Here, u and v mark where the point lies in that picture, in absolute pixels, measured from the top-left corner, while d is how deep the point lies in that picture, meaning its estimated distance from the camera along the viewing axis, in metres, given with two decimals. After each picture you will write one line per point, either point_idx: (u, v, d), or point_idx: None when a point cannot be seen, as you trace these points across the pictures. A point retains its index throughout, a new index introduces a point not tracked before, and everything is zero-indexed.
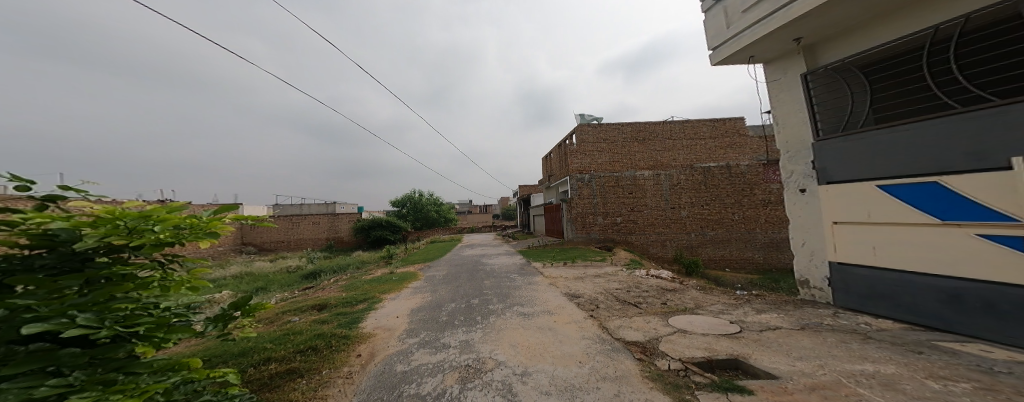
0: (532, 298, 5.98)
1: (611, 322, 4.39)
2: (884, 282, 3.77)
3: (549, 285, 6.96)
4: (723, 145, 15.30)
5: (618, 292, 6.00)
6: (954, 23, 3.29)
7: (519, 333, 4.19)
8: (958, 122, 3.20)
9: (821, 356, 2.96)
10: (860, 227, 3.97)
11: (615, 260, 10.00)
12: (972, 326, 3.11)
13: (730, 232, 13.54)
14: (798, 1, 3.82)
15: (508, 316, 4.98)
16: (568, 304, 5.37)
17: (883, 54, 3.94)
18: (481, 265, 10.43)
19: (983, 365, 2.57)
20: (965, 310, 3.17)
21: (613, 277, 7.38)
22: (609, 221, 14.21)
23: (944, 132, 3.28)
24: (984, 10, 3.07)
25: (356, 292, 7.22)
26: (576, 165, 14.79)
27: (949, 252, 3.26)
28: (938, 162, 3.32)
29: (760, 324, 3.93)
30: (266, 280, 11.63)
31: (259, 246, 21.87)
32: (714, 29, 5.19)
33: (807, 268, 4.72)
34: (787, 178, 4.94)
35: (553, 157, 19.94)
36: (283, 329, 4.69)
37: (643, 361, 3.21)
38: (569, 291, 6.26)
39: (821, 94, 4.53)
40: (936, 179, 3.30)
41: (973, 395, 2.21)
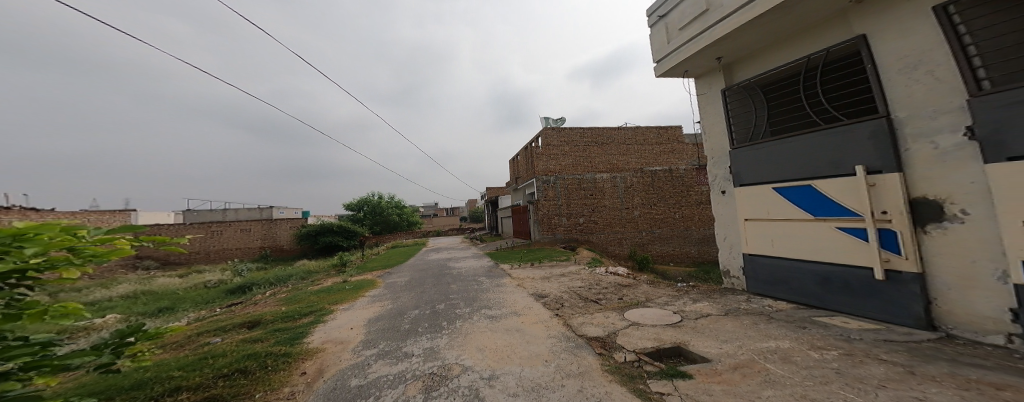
0: (499, 300, 5.96)
1: (574, 320, 4.52)
2: (780, 269, 4.41)
3: (517, 286, 7.01)
4: (666, 150, 16.19)
5: (581, 290, 6.23)
6: (826, 53, 3.97)
7: (486, 337, 4.15)
8: (824, 136, 3.86)
9: (739, 338, 3.38)
10: (763, 223, 4.60)
11: (578, 258, 10.38)
12: (837, 302, 3.78)
13: (673, 230, 14.84)
14: (720, 23, 4.35)
15: (477, 319, 4.92)
16: (535, 304, 5.45)
17: (777, 76, 4.65)
18: (446, 269, 10.16)
19: (845, 335, 3.14)
20: (832, 290, 3.83)
21: (578, 276, 7.66)
22: (572, 222, 14.78)
23: (816, 144, 3.94)
24: (839, 46, 3.80)
25: (300, 304, 6.59)
26: (542, 167, 15.15)
27: (821, 242, 3.91)
28: (812, 169, 3.98)
29: (696, 312, 4.36)
30: (177, 297, 10.02)
31: (162, 260, 18.76)
32: (658, 44, 5.66)
33: (728, 260, 5.32)
34: (712, 181, 5.53)
35: (518, 159, 20.19)
36: (202, 353, 4.12)
37: (603, 355, 3.37)
38: (536, 292, 6.36)
39: (735, 108, 5.16)
40: (812, 182, 3.95)
41: (838, 360, 2.69)
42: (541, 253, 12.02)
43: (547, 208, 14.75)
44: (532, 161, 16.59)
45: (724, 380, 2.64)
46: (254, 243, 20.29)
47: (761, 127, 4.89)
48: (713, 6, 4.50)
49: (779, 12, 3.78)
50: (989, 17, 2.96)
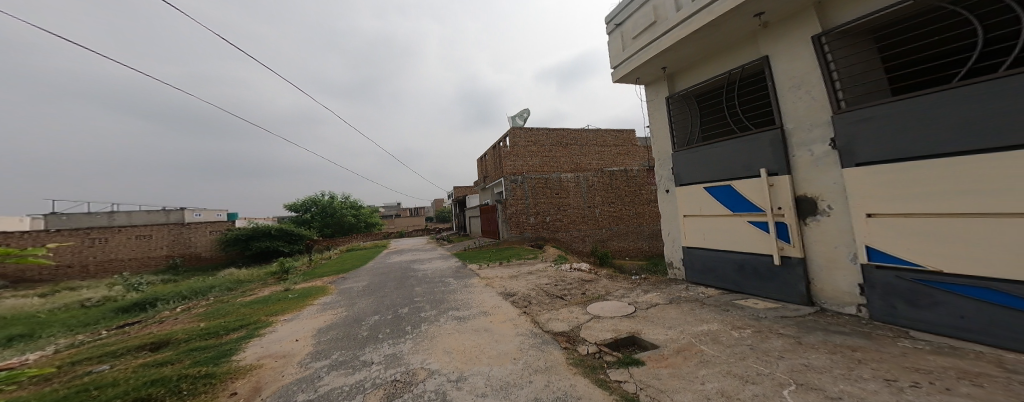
0: (467, 300, 5.90)
1: (542, 317, 4.63)
2: (710, 260, 4.95)
3: (485, 286, 6.99)
4: (622, 152, 17.20)
5: (547, 287, 6.40)
6: (742, 70, 4.57)
7: (454, 339, 4.08)
8: (743, 142, 4.42)
9: (679, 323, 3.74)
10: (698, 218, 5.13)
11: (545, 256, 10.62)
12: (753, 287, 4.36)
13: (629, 226, 15.82)
14: (666, 35, 4.73)
15: (443, 321, 4.82)
16: (503, 303, 5.48)
17: (709, 88, 5.20)
18: (416, 271, 9.81)
19: (757, 315, 3.67)
20: (749, 276, 4.41)
21: (546, 273, 7.85)
22: (539, 220, 15.11)
23: (737, 149, 4.50)
24: (752, 63, 4.40)
25: (230, 319, 5.92)
26: (510, 166, 15.23)
27: (739, 235, 4.50)
28: (735, 171, 4.53)
29: (647, 302, 4.72)
30: (56, 319, 8.26)
31: (24, 277, 15.06)
32: (614, 51, 5.99)
33: (670, 253, 5.83)
34: (659, 181, 6.00)
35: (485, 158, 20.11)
36: (81, 384, 3.52)
37: (568, 349, 3.47)
38: (504, 290, 6.39)
39: (677, 115, 5.66)
40: (734, 183, 4.51)
41: (751, 337, 3.13)
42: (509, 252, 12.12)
43: (514, 207, 14.89)
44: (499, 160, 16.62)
45: (670, 363, 2.89)
46: (159, 252, 17.65)
47: (694, 133, 5.47)
48: (661, 19, 4.88)
49: (713, 29, 4.22)
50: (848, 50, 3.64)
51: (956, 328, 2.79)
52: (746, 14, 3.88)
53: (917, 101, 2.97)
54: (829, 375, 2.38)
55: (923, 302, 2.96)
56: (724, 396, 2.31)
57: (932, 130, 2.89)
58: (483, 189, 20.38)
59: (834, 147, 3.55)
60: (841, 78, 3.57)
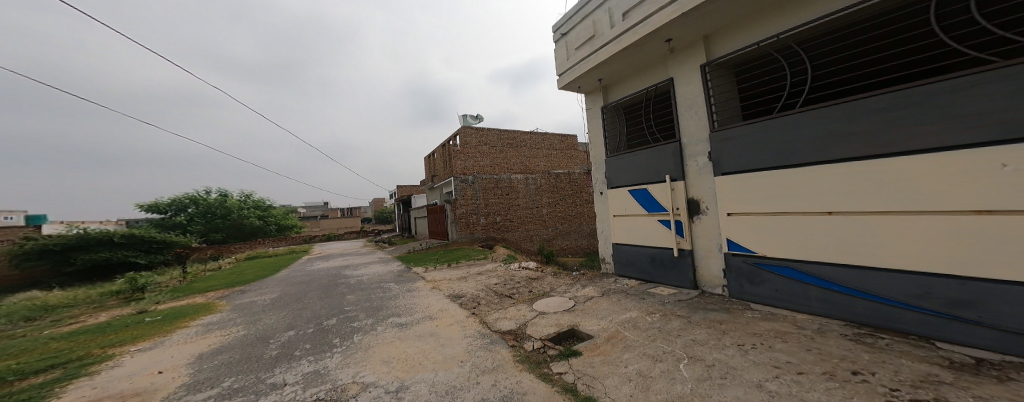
0: (412, 305, 5.62)
1: (489, 317, 4.63)
2: (633, 255, 5.54)
3: (432, 289, 6.74)
4: (565, 156, 18.10)
5: (496, 287, 6.42)
6: (656, 87, 5.18)
7: (393, 347, 3.84)
8: (656, 152, 5.06)
9: (610, 313, 4.11)
10: (623, 218, 5.69)
11: (493, 256, 10.67)
12: (664, 277, 5.00)
13: (571, 225, 16.80)
14: (601, 50, 5.14)
15: (381, 330, 4.50)
16: (450, 306, 5.35)
17: (635, 101, 5.77)
18: (345, 278, 8.96)
19: (662, 301, 4.29)
20: (662, 268, 5.04)
21: (494, 273, 7.88)
22: (490, 220, 15.11)
23: (652, 157, 5.12)
24: (664, 83, 5.01)
25: (44, 356, 4.40)
26: (460, 166, 14.92)
27: (655, 233, 5.11)
28: (651, 176, 5.16)
29: (585, 295, 5.08)
30: None
31: None
32: (560, 59, 6.31)
33: (602, 250, 6.34)
34: (595, 183, 6.50)
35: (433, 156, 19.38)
36: None
37: (515, 347, 3.54)
38: (452, 293, 6.24)
39: (610, 123, 6.18)
40: (650, 187, 5.12)
41: (662, 321, 3.62)
42: (457, 253, 11.86)
43: (464, 207, 14.67)
44: (449, 159, 16.19)
45: (603, 351, 3.15)
46: None
47: (620, 141, 6.05)
48: (598, 34, 5.29)
49: (638, 48, 4.72)
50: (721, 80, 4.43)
51: (774, 298, 3.68)
52: (658, 39, 4.42)
53: (751, 128, 3.85)
54: (706, 347, 2.91)
55: (758, 280, 3.84)
56: (642, 375, 2.58)
57: (761, 150, 3.77)
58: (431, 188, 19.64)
59: (709, 160, 4.34)
60: (717, 102, 4.33)
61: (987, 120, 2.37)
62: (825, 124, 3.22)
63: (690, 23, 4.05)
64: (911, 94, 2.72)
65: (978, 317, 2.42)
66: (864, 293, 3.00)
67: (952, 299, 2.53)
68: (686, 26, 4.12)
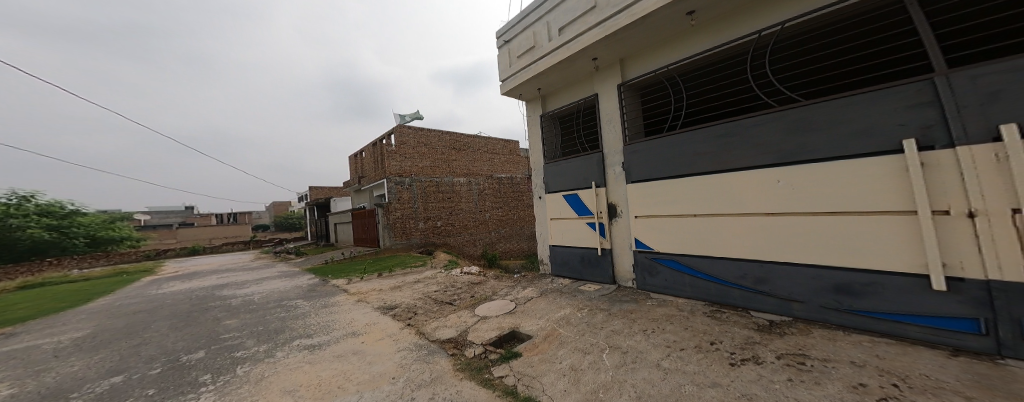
0: (332, 321, 5.06)
1: (426, 327, 4.41)
2: (567, 255, 5.87)
3: (358, 302, 6.17)
4: (507, 161, 18.25)
5: (435, 294, 6.17)
6: (586, 101, 5.64)
7: (307, 372, 3.35)
8: (584, 160, 5.49)
9: (546, 312, 4.30)
10: (559, 221, 6.01)
11: (433, 262, 10.22)
12: (593, 275, 5.40)
13: (513, 229, 17.22)
14: (540, 61, 5.40)
15: (290, 352, 3.92)
16: (381, 318, 4.96)
17: (569, 111, 6.17)
18: (225, 300, 7.26)
19: (592, 296, 4.66)
20: (591, 266, 5.43)
21: (433, 280, 7.55)
22: (429, 225, 14.55)
23: (581, 165, 5.54)
24: (591, 97, 5.47)
25: None
26: (395, 167, 14.02)
27: (585, 235, 5.50)
28: (581, 182, 5.57)
29: (524, 296, 5.22)
30: None
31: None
32: (502, 65, 6.44)
33: (540, 252, 6.59)
34: (534, 187, 6.73)
35: (364, 156, 17.72)
36: None
37: (455, 355, 3.44)
38: (384, 304, 5.79)
39: (548, 131, 6.49)
40: (581, 192, 5.53)
41: (591, 314, 3.94)
42: (391, 261, 11.01)
43: (401, 211, 13.85)
44: (383, 159, 15.03)
45: (541, 350, 3.26)
46: None
47: (557, 148, 6.41)
48: (538, 45, 5.55)
49: (571, 63, 5.08)
50: (631, 100, 5.04)
51: (664, 287, 4.38)
52: (587, 56, 4.85)
53: (647, 145, 4.55)
54: (625, 334, 3.26)
55: (654, 272, 4.51)
56: (573, 369, 2.75)
57: (654, 163, 4.47)
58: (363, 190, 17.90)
59: (623, 169, 4.89)
60: (628, 119, 4.95)
61: (784, 149, 3.31)
62: (694, 145, 4.02)
63: (612, 46, 4.54)
64: (746, 125, 3.56)
65: (770, 290, 3.45)
66: (716, 278, 3.85)
67: (758, 278, 3.53)
68: (608, 48, 4.61)
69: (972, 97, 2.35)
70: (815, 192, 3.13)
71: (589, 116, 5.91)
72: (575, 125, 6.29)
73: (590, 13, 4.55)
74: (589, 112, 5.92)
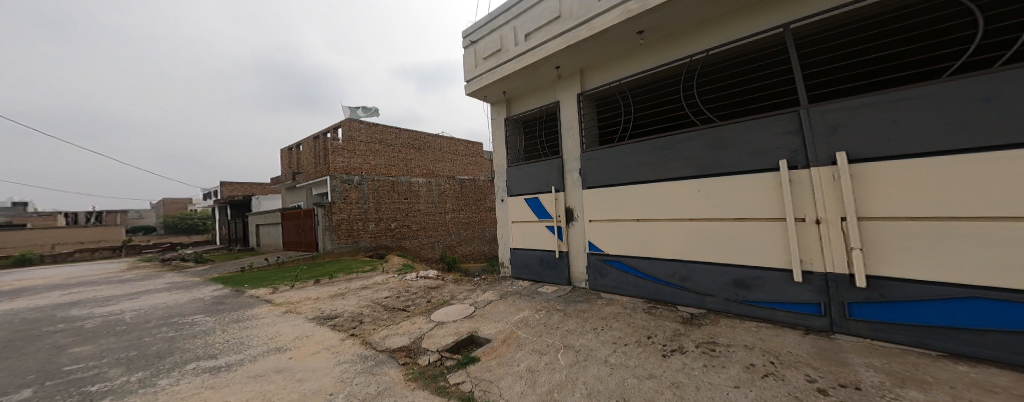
0: (252, 336, 4.46)
1: (373, 338, 4.11)
2: (528, 257, 5.96)
3: (285, 314, 5.50)
4: (471, 163, 17.92)
5: (386, 301, 5.83)
6: (549, 107, 5.82)
7: (215, 396, 2.87)
8: (545, 165, 5.65)
9: (505, 315, 4.32)
10: (520, 223, 6.10)
11: (385, 267, 9.68)
12: (551, 277, 5.55)
13: (474, 231, 17.09)
14: (505, 65, 5.46)
15: (193, 375, 3.33)
16: (318, 330, 4.54)
17: (533, 116, 6.32)
18: (115, 314, 6.04)
19: (549, 298, 4.79)
20: (549, 268, 5.57)
21: (381, 286, 7.10)
22: (381, 227, 13.74)
23: (542, 169, 5.70)
24: (553, 105, 5.67)
25: None
26: (340, 163, 12.94)
27: (544, 237, 5.63)
28: (541, 186, 5.72)
29: (483, 299, 5.18)
30: None
31: None
32: (467, 66, 6.39)
33: (501, 254, 6.61)
34: (496, 190, 6.73)
35: (303, 149, 16.02)
36: None
37: (407, 364, 3.30)
38: (324, 313, 5.31)
39: (511, 135, 6.57)
40: (541, 196, 5.67)
41: (549, 315, 4.05)
42: (332, 267, 10.08)
43: (348, 212, 12.81)
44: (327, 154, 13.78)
45: (500, 353, 3.25)
46: None
47: (521, 153, 6.50)
48: (504, 49, 5.61)
49: (535, 69, 5.20)
50: (587, 110, 5.30)
51: (612, 287, 4.66)
52: (550, 64, 5.02)
53: (596, 155, 4.88)
54: (580, 333, 3.41)
55: (603, 272, 4.77)
56: (530, 371, 2.79)
57: (602, 172, 4.80)
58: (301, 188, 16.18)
59: (580, 175, 5.13)
60: (585, 127, 5.22)
61: (706, 162, 3.71)
62: (634, 156, 4.41)
63: (573, 56, 4.75)
64: (679, 140, 3.94)
65: (692, 286, 3.85)
66: (653, 277, 4.19)
67: (683, 276, 3.91)
68: (570, 58, 4.82)
69: (821, 127, 2.99)
70: (725, 200, 3.57)
71: (551, 122, 6.10)
72: (538, 130, 6.45)
73: (554, 23, 4.74)
74: (551, 118, 6.11)
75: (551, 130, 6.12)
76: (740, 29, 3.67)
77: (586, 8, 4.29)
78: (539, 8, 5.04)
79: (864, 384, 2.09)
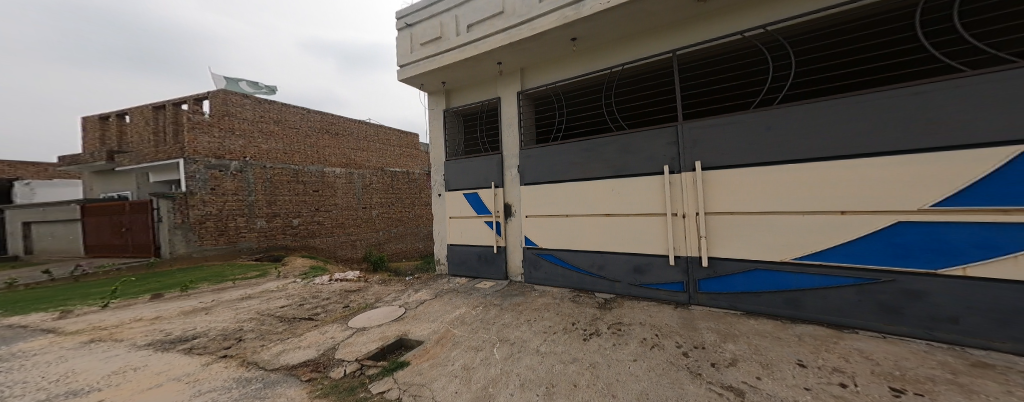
0: (38, 378, 3.14)
1: (259, 357, 3.46)
2: (465, 253, 5.89)
3: (86, 345, 3.93)
4: (405, 154, 16.70)
5: (278, 311, 5.00)
6: (489, 102, 5.80)
7: None
8: (484, 161, 5.65)
9: (438, 314, 4.19)
10: (458, 219, 5.97)
11: (285, 272, 8.25)
12: (489, 271, 5.60)
13: (407, 228, 16.09)
14: (445, 55, 5.24)
15: None
16: (162, 357, 3.53)
17: (473, 110, 6.24)
18: None
19: (487, 293, 4.84)
20: (487, 264, 5.61)
21: (274, 295, 5.97)
22: (280, 223, 11.61)
23: (481, 165, 5.69)
24: (493, 100, 5.70)
25: None
26: (198, 144, 9.94)
27: (483, 233, 5.65)
28: (480, 181, 5.71)
29: (416, 300, 4.94)
30: None
31: None
32: (401, 49, 5.93)
33: (437, 252, 6.40)
34: (433, 184, 6.44)
35: (132, 120, 11.60)
36: None
37: (312, 380, 2.92)
38: (182, 333, 4.22)
39: (450, 127, 6.36)
40: (479, 191, 5.67)
41: (484, 311, 4.09)
42: (185, 277, 7.74)
43: (218, 204, 10.22)
44: (179, 129, 10.46)
45: (433, 354, 3.15)
46: None
47: (460, 147, 6.37)
48: (444, 37, 5.38)
49: (476, 62, 5.13)
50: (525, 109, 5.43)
51: (545, 279, 4.93)
52: (491, 59, 5.01)
53: (524, 155, 5.16)
54: (517, 325, 3.53)
55: (537, 266, 5.01)
56: (465, 368, 2.78)
57: (531, 172, 5.07)
58: (132, 172, 11.98)
59: (518, 171, 5.27)
60: (524, 126, 5.37)
61: (621, 165, 4.18)
62: (554, 158, 4.81)
63: (514, 53, 4.82)
64: (598, 143, 4.38)
65: (609, 275, 4.31)
66: (580, 269, 4.56)
67: (602, 266, 4.36)
68: (511, 55, 4.87)
69: (688, 140, 3.68)
70: (633, 198, 4.07)
71: (492, 117, 6.13)
72: (479, 124, 6.41)
73: (496, 18, 4.75)
74: (493, 114, 6.13)
75: (492, 126, 6.15)
76: (655, 46, 4.18)
77: (528, 8, 4.40)
78: (483, 0, 4.98)
79: (704, 344, 2.73)
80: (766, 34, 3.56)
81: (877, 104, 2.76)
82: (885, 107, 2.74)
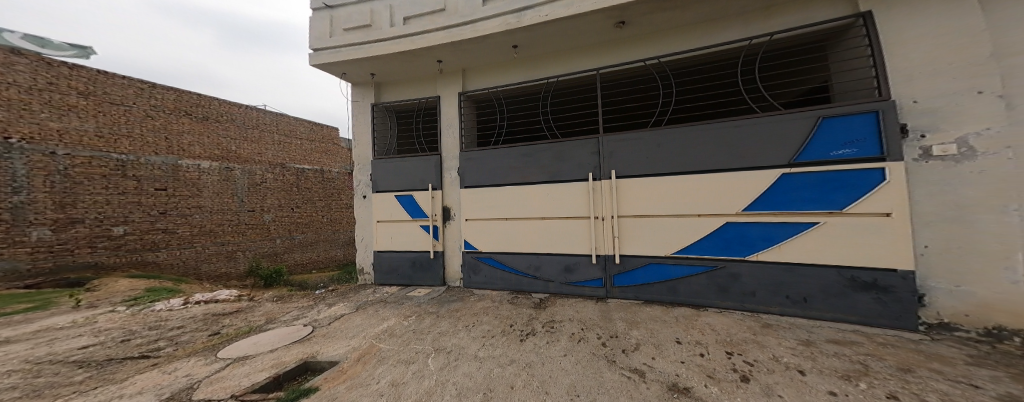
0: None
1: None
2: (396, 259, 5.52)
3: None
4: (317, 149, 14.62)
5: (80, 351, 3.71)
6: (426, 100, 5.60)
7: None
8: (421, 162, 5.40)
9: (358, 330, 3.81)
10: (388, 223, 5.56)
11: (92, 300, 6.10)
12: (423, 277, 5.36)
13: (318, 234, 13.95)
14: (376, 45, 4.86)
15: None
16: None
17: (405, 107, 5.93)
18: None
19: (419, 301, 4.62)
20: (421, 269, 5.36)
21: (66, 334, 4.29)
22: (84, 234, 7.97)
23: (416, 166, 5.43)
24: (430, 99, 5.51)
25: None
26: None
27: (416, 238, 5.39)
28: (415, 183, 5.43)
29: (329, 316, 4.39)
30: None
31: None
32: (318, 31, 5.26)
33: (361, 259, 5.81)
34: (356, 184, 5.85)
35: None
36: None
37: None
38: None
39: (379, 123, 5.90)
40: (413, 193, 5.40)
41: (415, 320, 3.91)
42: None
43: None
44: None
45: (352, 374, 2.86)
46: None
47: (392, 145, 5.99)
48: (375, 25, 4.99)
49: (411, 58, 4.90)
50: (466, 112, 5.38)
51: (483, 283, 4.95)
52: (430, 56, 4.85)
53: (462, 158, 5.10)
54: (452, 332, 3.46)
55: (476, 270, 5.01)
56: (392, 385, 2.59)
57: (469, 175, 5.05)
58: None
59: (458, 174, 5.17)
60: (464, 128, 5.31)
61: (554, 170, 4.46)
62: (490, 162, 4.91)
63: (453, 53, 4.76)
64: (535, 149, 4.61)
65: (544, 276, 4.54)
66: (518, 271, 4.71)
67: (537, 266, 4.57)
68: (452, 54, 4.79)
69: (604, 150, 4.16)
70: (563, 201, 4.39)
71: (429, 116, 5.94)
72: (415, 122, 6.15)
73: (436, 15, 4.63)
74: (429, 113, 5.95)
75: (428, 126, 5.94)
76: (585, 63, 4.61)
77: (470, 9, 4.40)
78: None
79: (617, 332, 3.11)
80: (661, 64, 4.26)
81: (726, 131, 3.58)
82: (740, 132, 3.54)
